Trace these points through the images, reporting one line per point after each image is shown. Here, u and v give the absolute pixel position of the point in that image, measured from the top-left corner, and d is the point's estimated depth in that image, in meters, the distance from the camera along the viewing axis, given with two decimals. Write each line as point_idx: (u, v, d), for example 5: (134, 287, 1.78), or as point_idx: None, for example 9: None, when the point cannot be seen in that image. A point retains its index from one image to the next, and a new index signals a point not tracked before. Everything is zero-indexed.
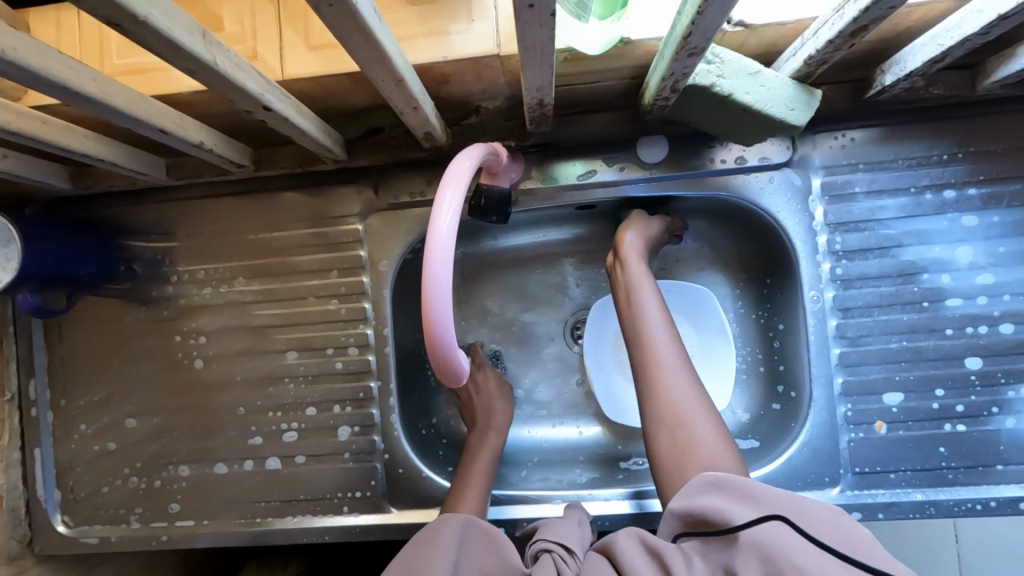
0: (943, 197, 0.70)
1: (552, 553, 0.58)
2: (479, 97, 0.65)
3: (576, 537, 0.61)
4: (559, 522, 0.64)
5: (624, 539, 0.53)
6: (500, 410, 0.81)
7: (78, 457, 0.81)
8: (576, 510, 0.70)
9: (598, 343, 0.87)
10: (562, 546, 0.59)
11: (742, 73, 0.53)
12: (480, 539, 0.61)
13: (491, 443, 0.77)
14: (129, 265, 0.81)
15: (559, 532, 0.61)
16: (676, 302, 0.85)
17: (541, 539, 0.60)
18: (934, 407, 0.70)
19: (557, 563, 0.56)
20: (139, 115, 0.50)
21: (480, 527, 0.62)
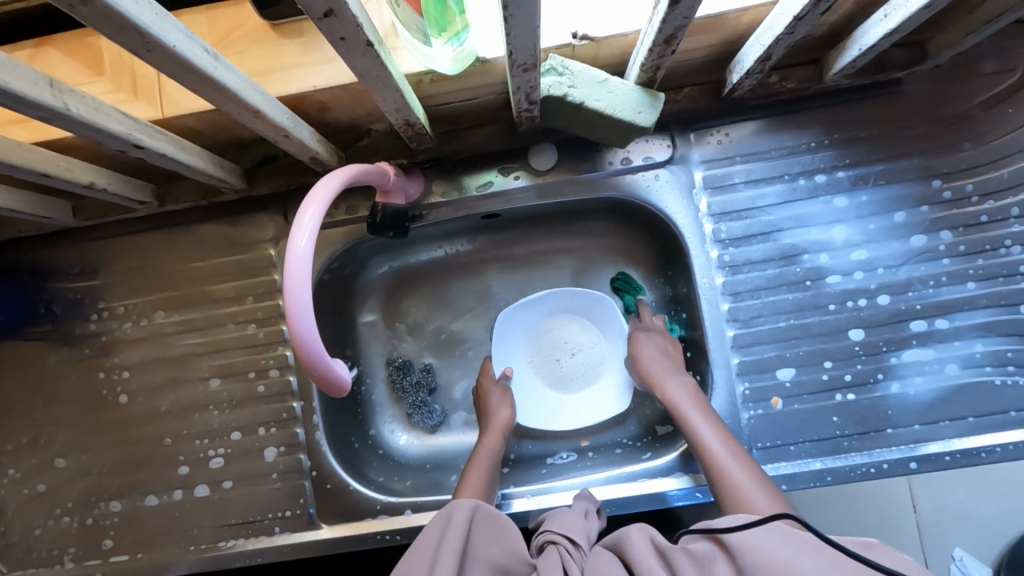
0: (816, 181, 0.75)
1: (558, 544, 0.59)
2: (365, 120, 0.69)
3: (579, 528, 0.61)
4: (565, 513, 0.65)
5: (635, 535, 0.55)
6: (501, 410, 0.81)
7: (8, 502, 0.82)
8: (583, 500, 0.70)
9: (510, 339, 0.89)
10: (567, 539, 0.59)
11: (591, 82, 0.57)
12: (490, 525, 0.59)
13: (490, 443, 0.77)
14: (48, 307, 0.82)
15: (565, 525, 0.62)
16: (581, 301, 0.89)
17: (546, 532, 0.61)
18: (825, 378, 0.74)
19: (562, 553, 0.57)
20: (15, 161, 0.52)
21: (491, 515, 0.59)
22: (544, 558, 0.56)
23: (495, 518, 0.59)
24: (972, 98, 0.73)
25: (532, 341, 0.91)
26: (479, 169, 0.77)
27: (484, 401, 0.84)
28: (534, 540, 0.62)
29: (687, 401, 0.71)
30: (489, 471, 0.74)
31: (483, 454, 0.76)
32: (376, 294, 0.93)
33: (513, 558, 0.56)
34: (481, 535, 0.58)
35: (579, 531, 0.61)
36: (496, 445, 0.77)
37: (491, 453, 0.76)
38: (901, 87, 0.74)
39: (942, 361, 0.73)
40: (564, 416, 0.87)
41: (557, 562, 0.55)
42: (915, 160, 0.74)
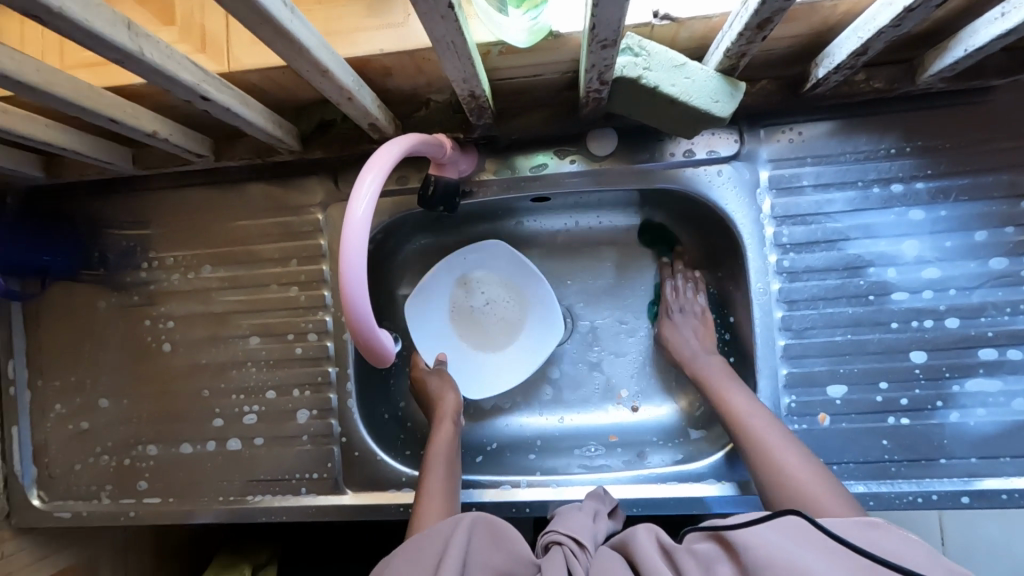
0: (891, 190, 0.70)
1: (563, 545, 0.59)
2: (425, 90, 0.67)
3: (587, 529, 0.61)
4: (573, 513, 0.64)
5: (641, 535, 0.55)
6: (447, 405, 0.79)
7: (53, 436, 0.85)
8: (597, 499, 0.69)
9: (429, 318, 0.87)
10: (573, 540, 0.59)
11: (668, 65, 0.54)
12: (487, 535, 0.57)
13: (445, 437, 0.75)
14: (102, 253, 0.84)
15: (572, 525, 0.62)
16: (475, 260, 0.87)
17: (552, 532, 0.61)
18: (878, 399, 0.70)
19: (567, 556, 0.57)
20: (86, 104, 0.53)
21: (493, 524, 0.58)
22: (548, 559, 0.57)
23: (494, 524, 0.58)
24: None
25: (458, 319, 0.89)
26: (534, 150, 0.75)
27: (426, 394, 0.82)
28: (540, 540, 0.62)
29: (721, 377, 0.73)
30: (448, 465, 0.73)
31: (439, 450, 0.74)
32: (417, 268, 0.92)
33: (514, 562, 0.55)
34: (483, 543, 0.56)
35: (587, 533, 0.61)
36: (451, 433, 0.76)
37: (445, 448, 0.74)
38: (999, 95, 0.68)
39: (1008, 394, 0.68)
40: (510, 374, 0.86)
41: (561, 565, 0.56)
42: (1004, 177, 0.68)
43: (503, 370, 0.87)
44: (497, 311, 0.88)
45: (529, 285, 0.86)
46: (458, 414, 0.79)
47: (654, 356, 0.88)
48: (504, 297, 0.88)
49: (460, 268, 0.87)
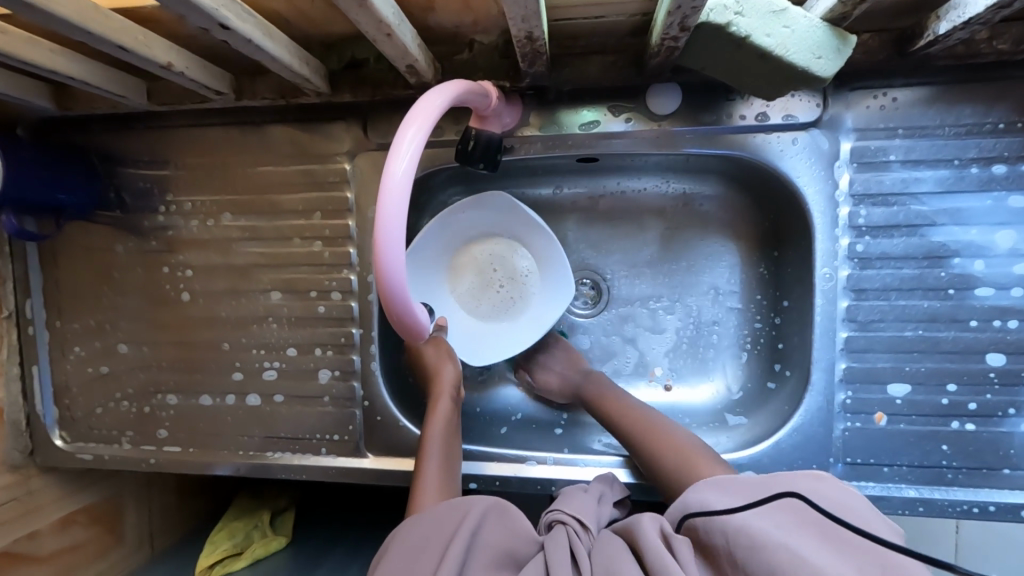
0: (991, 172, 0.62)
1: (566, 525, 0.55)
2: (471, 29, 0.59)
3: (591, 512, 0.58)
4: (579, 494, 0.61)
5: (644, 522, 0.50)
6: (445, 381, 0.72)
7: (74, 378, 0.84)
8: (601, 483, 0.66)
9: (429, 279, 0.81)
10: (578, 521, 0.56)
11: (765, 12, 0.46)
12: (496, 522, 0.53)
13: (443, 414, 0.70)
14: (119, 194, 0.80)
15: (578, 507, 0.58)
16: (478, 218, 0.80)
17: (556, 511, 0.58)
18: (943, 402, 0.64)
19: (571, 536, 0.54)
20: (92, 28, 0.46)
21: (499, 507, 0.55)
22: (551, 539, 0.53)
23: (499, 505, 0.55)
24: None
25: (459, 281, 0.83)
26: (585, 104, 0.67)
27: (423, 366, 0.75)
28: (541, 520, 0.59)
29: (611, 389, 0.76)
30: (444, 450, 0.67)
31: (435, 432, 0.68)
32: None
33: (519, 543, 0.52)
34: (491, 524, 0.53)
35: (591, 515, 0.57)
36: (449, 413, 0.70)
37: (439, 432, 0.68)
38: None
39: None
40: (515, 340, 0.81)
41: (565, 546, 0.52)
42: None
43: (510, 336, 0.81)
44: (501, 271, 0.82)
45: (537, 243, 0.80)
46: (456, 391, 0.72)
47: (693, 335, 0.82)
48: (506, 257, 0.82)
49: (457, 225, 0.80)
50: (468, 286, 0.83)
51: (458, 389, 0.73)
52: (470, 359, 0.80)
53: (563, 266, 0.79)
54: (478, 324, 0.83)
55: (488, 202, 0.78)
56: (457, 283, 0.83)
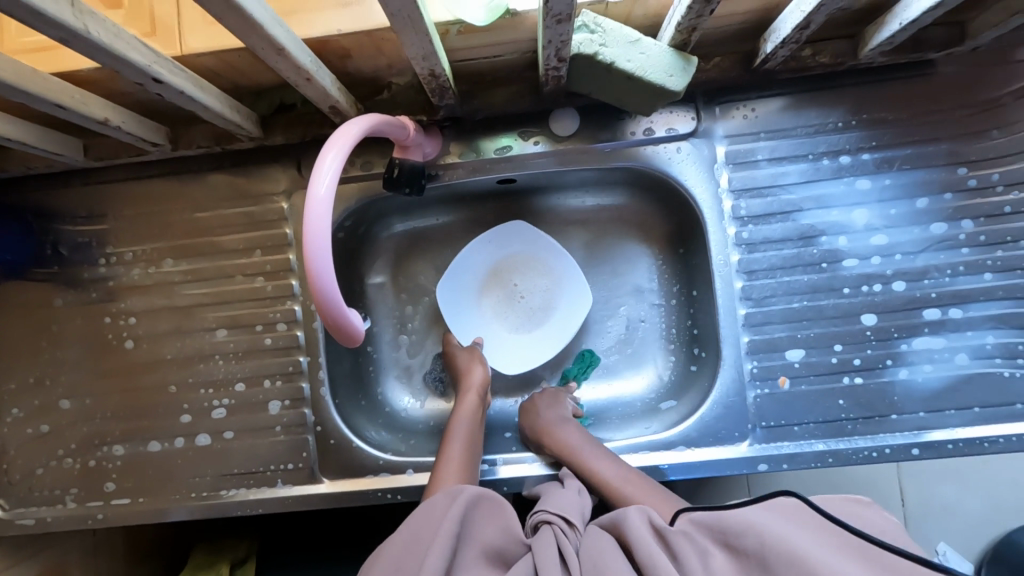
0: (840, 162, 0.74)
1: (552, 524, 0.60)
2: (386, 72, 0.67)
3: (576, 507, 0.63)
4: (560, 493, 0.66)
5: (634, 518, 0.56)
6: (472, 376, 0.82)
7: (11, 439, 0.82)
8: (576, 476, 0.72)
9: (464, 301, 0.91)
10: (563, 519, 0.61)
11: (624, 42, 0.56)
12: (479, 512, 0.59)
13: (470, 405, 0.79)
14: (55, 250, 0.82)
15: (562, 505, 0.63)
16: (503, 242, 0.90)
17: (542, 511, 0.62)
18: (833, 361, 0.73)
19: (557, 534, 0.58)
20: (29, 88, 0.51)
21: (483, 496, 0.60)
22: (539, 539, 0.58)
23: (487, 497, 0.61)
24: (1009, 84, 0.72)
25: (489, 301, 0.91)
26: (498, 131, 0.75)
27: (455, 367, 0.85)
28: (529, 519, 0.63)
29: (580, 445, 0.73)
30: (469, 432, 0.76)
31: (461, 420, 0.77)
32: (386, 256, 0.93)
33: (507, 537, 0.58)
34: (474, 517, 0.59)
35: (575, 510, 0.63)
36: (475, 406, 0.79)
37: (465, 417, 0.77)
38: (935, 69, 0.72)
39: (952, 350, 0.73)
40: (551, 342, 0.89)
41: (553, 544, 0.57)
42: (942, 146, 0.73)
43: (540, 343, 0.90)
44: (526, 288, 0.91)
45: (555, 260, 0.89)
46: (484, 385, 0.82)
47: (622, 332, 0.91)
48: (531, 276, 0.91)
49: (484, 253, 0.90)
50: (501, 305, 0.91)
51: (488, 387, 0.82)
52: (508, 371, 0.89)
53: (577, 274, 0.88)
54: (511, 338, 0.91)
55: (509, 231, 0.89)
56: (489, 303, 0.91)
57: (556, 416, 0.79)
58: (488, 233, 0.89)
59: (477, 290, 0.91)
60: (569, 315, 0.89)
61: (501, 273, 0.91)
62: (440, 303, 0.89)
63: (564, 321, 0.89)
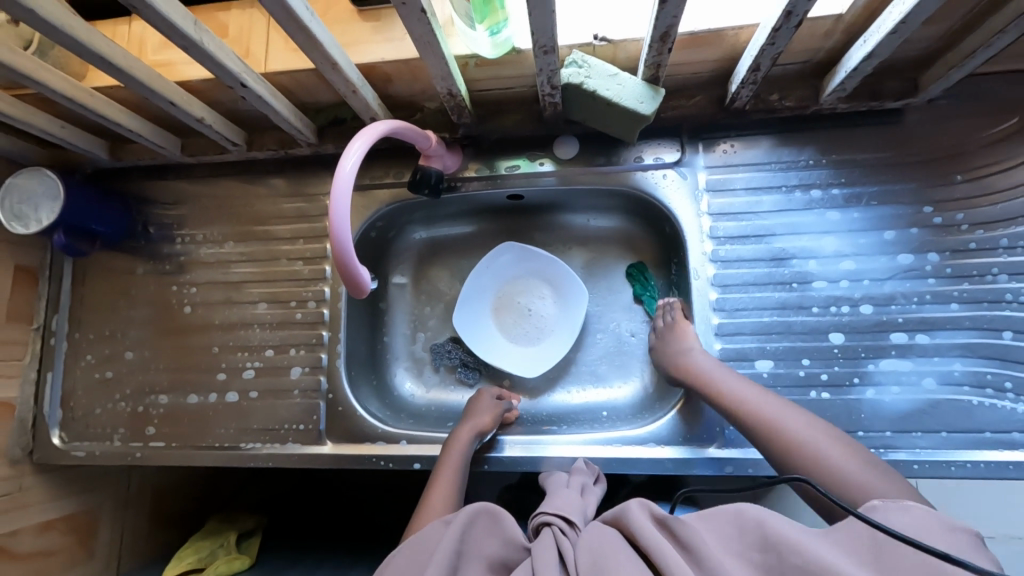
0: (811, 195, 0.82)
1: (552, 526, 0.62)
2: (420, 96, 0.83)
3: (576, 507, 0.66)
4: (561, 495, 0.69)
5: (636, 511, 0.57)
6: (482, 415, 0.86)
7: (81, 382, 0.98)
8: (580, 473, 0.76)
9: (477, 319, 1.02)
10: (563, 519, 0.63)
11: (604, 74, 0.69)
12: (483, 521, 0.63)
13: (463, 439, 0.82)
14: (144, 228, 1.01)
15: (562, 507, 0.66)
16: (501, 267, 1.02)
17: (543, 513, 0.65)
18: (801, 374, 0.78)
19: (556, 535, 0.60)
20: (154, 86, 0.69)
21: (482, 512, 0.64)
22: (538, 541, 0.60)
23: (490, 510, 0.64)
24: (970, 134, 0.79)
25: (498, 315, 1.02)
26: (510, 153, 0.89)
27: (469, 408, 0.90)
28: (531, 522, 0.66)
29: (713, 369, 0.76)
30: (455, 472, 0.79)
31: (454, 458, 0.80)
32: (408, 259, 1.06)
33: (506, 548, 0.61)
34: (475, 531, 0.62)
35: (575, 511, 0.65)
36: (467, 443, 0.82)
37: (463, 451, 0.81)
38: (899, 117, 0.81)
39: (919, 374, 0.76)
40: (566, 333, 0.98)
41: (551, 546, 0.58)
42: (909, 185, 0.80)
43: (548, 344, 0.99)
44: (527, 299, 1.01)
45: (549, 272, 1.01)
46: (489, 429, 0.85)
47: (613, 343, 0.99)
48: (529, 291, 1.02)
49: (483, 278, 1.02)
50: (507, 318, 1.02)
51: (490, 428, 0.85)
52: (528, 373, 0.98)
53: (574, 279, 0.98)
54: (521, 344, 1.01)
55: (499, 255, 1.00)
56: (501, 319, 1.02)
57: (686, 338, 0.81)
58: (485, 259, 1.01)
59: (487, 313, 1.02)
60: (571, 313, 0.99)
61: (503, 291, 1.03)
62: (458, 326, 1.00)
63: (566, 321, 0.99)
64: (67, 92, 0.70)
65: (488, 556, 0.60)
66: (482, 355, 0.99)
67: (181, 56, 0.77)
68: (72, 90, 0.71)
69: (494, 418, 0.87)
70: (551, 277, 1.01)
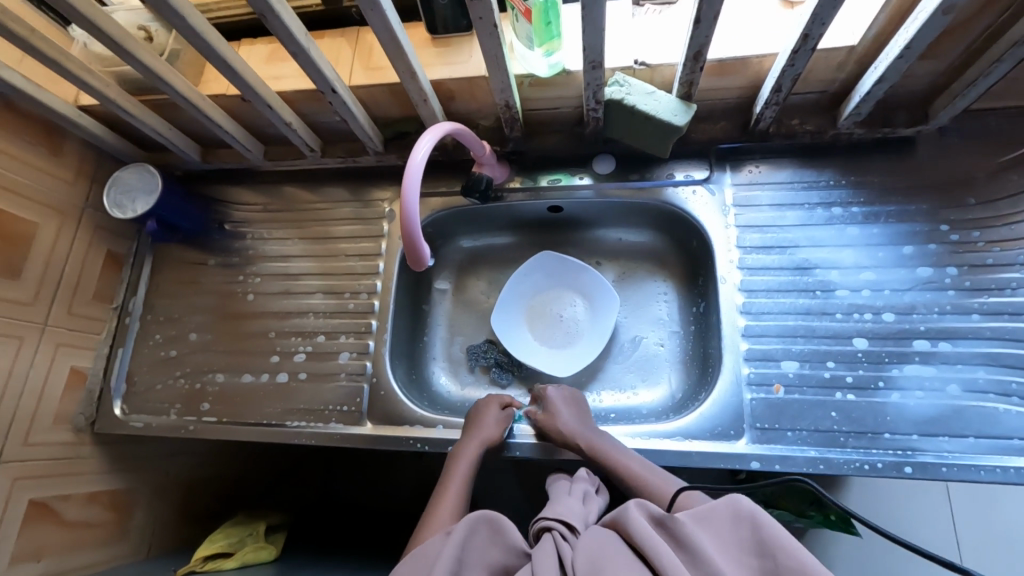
0: (832, 211, 0.89)
1: (553, 531, 0.65)
2: (477, 114, 0.94)
3: (577, 514, 0.69)
4: (564, 502, 0.72)
5: (633, 513, 0.60)
6: (489, 426, 0.86)
7: (145, 358, 1.06)
8: (582, 480, 0.81)
9: (512, 323, 1.08)
10: (564, 525, 0.67)
11: (643, 92, 0.79)
12: (484, 528, 0.65)
13: (471, 450, 0.83)
14: (219, 225, 1.12)
15: (563, 513, 0.69)
16: (536, 276, 1.09)
17: (545, 519, 0.68)
18: (826, 375, 0.81)
19: (556, 540, 0.63)
20: (259, 90, 0.82)
21: (484, 519, 0.65)
22: (539, 546, 0.63)
23: (491, 517, 0.66)
24: (980, 161, 0.86)
25: (532, 320, 1.08)
26: (553, 168, 0.99)
27: (472, 413, 0.90)
28: (532, 527, 0.68)
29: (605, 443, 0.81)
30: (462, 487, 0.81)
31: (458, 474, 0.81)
32: (452, 266, 1.15)
33: (507, 554, 0.64)
34: (475, 539, 0.64)
35: (575, 518, 0.68)
36: (474, 456, 0.83)
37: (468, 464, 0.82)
38: (911, 145, 0.89)
39: (943, 380, 0.78)
40: (597, 336, 1.04)
41: (551, 551, 0.61)
42: (925, 206, 0.86)
43: (580, 346, 1.05)
44: (560, 306, 1.08)
45: (581, 280, 1.07)
46: (496, 441, 0.85)
47: (640, 349, 1.04)
48: (561, 297, 1.08)
49: (519, 285, 1.09)
50: (541, 323, 1.08)
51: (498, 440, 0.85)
52: (561, 373, 1.02)
53: (604, 286, 1.05)
54: (554, 346, 1.06)
55: (535, 264, 1.08)
56: (535, 323, 1.08)
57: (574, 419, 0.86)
58: (521, 267, 1.08)
59: (522, 318, 1.09)
60: (602, 318, 1.05)
61: (537, 298, 1.09)
62: (496, 329, 1.07)
63: (597, 325, 1.05)
64: (187, 94, 0.83)
65: (491, 562, 0.63)
66: (518, 355, 1.05)
67: (279, 71, 0.91)
68: (190, 94, 0.84)
69: (502, 431, 0.87)
70: (581, 287, 1.08)
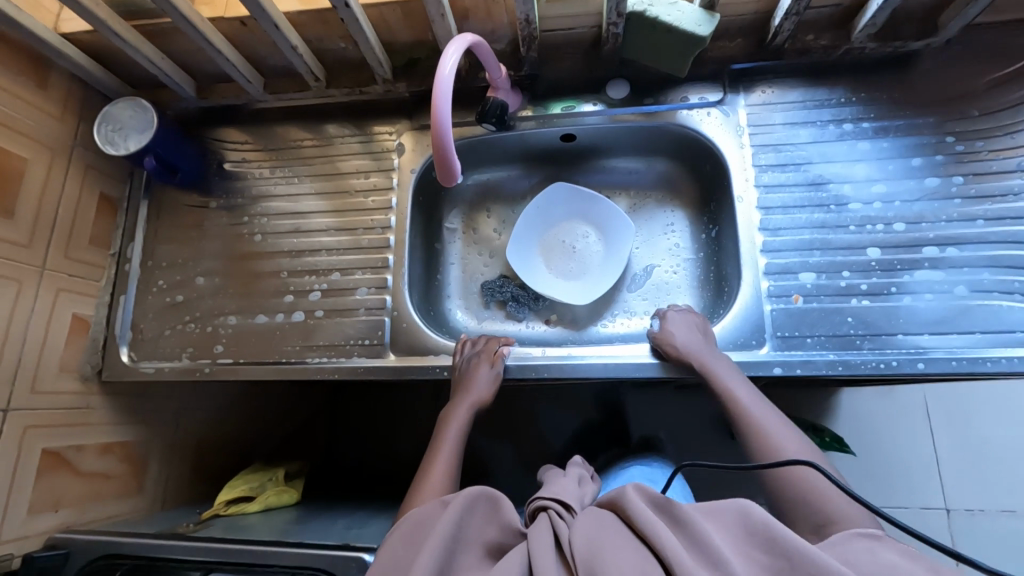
0: (844, 128, 0.90)
1: (549, 509, 0.64)
2: (490, 36, 0.92)
3: (572, 495, 0.68)
4: (562, 483, 0.71)
5: (634, 495, 0.60)
6: (480, 387, 0.86)
7: (151, 306, 1.02)
8: (577, 466, 0.82)
9: (526, 256, 1.08)
10: (560, 504, 0.65)
11: (665, 3, 0.79)
12: (482, 508, 0.64)
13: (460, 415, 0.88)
14: (218, 166, 1.07)
15: (558, 491, 0.68)
16: (548, 208, 1.09)
17: (541, 497, 0.67)
18: (842, 284, 0.84)
19: (552, 517, 0.62)
20: (267, 6, 0.77)
21: (482, 495, 0.64)
22: (534, 525, 0.62)
23: (490, 495, 0.65)
24: (984, 73, 0.88)
25: (547, 252, 1.09)
26: (566, 95, 0.98)
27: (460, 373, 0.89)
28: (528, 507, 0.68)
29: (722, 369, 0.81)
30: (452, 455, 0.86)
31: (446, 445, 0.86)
32: (462, 204, 1.13)
33: (503, 534, 0.63)
34: (474, 516, 0.63)
35: (571, 497, 0.68)
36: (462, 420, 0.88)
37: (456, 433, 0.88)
38: (919, 60, 0.91)
39: (951, 283, 0.82)
40: (613, 264, 1.05)
41: (547, 530, 0.60)
42: (932, 118, 0.89)
43: (596, 275, 1.06)
44: (573, 237, 1.08)
45: (592, 212, 1.08)
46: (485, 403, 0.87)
47: (655, 276, 1.05)
48: (574, 229, 1.09)
49: (532, 218, 1.09)
50: (556, 255, 1.08)
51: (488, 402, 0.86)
52: (580, 301, 1.04)
53: (617, 216, 1.05)
54: (570, 276, 1.07)
55: (547, 197, 1.07)
56: (549, 255, 1.09)
57: (698, 341, 0.84)
58: (534, 201, 1.08)
59: (535, 251, 1.09)
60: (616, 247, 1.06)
61: (550, 230, 1.09)
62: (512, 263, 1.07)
63: (612, 254, 1.06)
64: (187, 13, 0.78)
65: (487, 540, 0.62)
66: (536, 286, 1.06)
67: None
68: (192, 15, 0.79)
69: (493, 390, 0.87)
70: (592, 218, 1.08)
